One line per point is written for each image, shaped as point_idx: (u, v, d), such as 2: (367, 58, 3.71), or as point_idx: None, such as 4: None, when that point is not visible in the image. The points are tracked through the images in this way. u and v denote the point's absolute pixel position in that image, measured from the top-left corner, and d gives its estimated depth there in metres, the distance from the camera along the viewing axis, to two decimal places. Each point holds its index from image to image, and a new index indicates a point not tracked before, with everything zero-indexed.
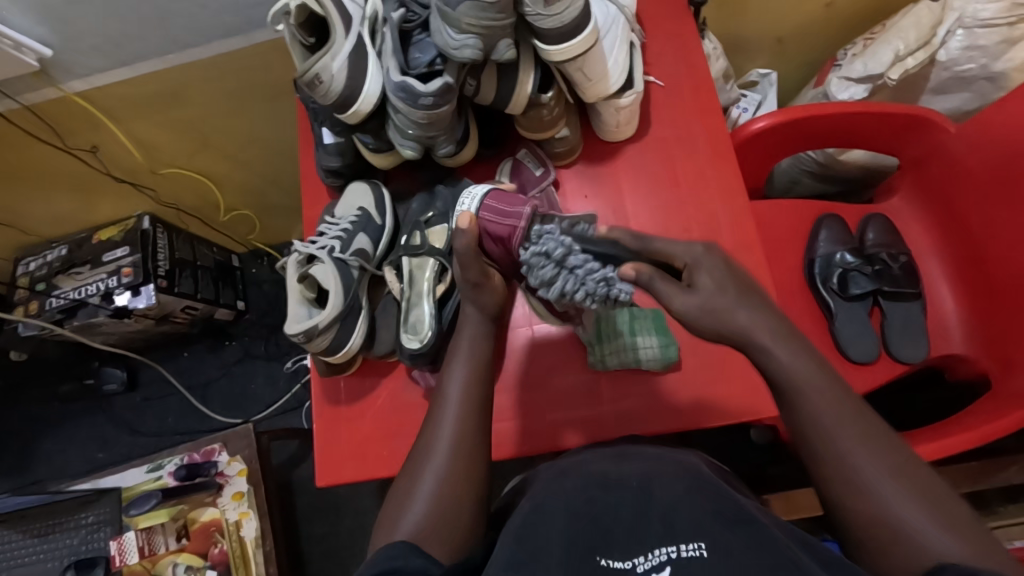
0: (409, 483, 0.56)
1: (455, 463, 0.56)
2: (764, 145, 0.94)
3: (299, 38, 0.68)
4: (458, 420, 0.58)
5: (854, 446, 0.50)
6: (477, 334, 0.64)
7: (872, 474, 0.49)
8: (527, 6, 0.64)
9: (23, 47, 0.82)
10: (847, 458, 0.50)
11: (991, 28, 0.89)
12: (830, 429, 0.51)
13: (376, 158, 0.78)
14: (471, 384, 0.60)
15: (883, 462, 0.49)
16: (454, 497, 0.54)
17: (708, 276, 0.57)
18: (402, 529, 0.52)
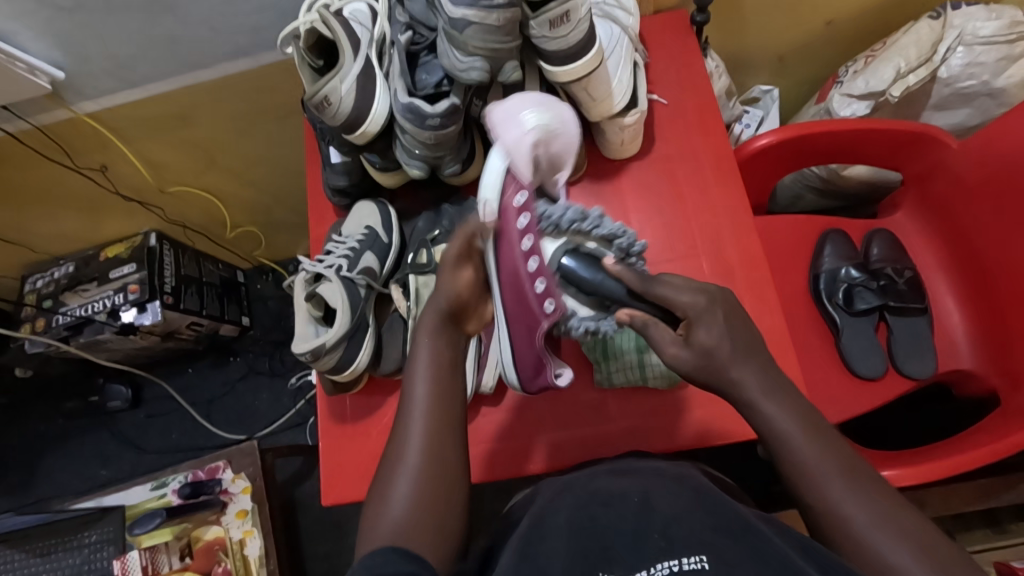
0: (384, 484, 0.56)
1: (427, 461, 0.56)
2: (769, 161, 0.94)
3: (308, 60, 0.68)
4: (424, 420, 0.58)
5: (841, 492, 0.53)
6: (441, 338, 0.62)
7: (862, 522, 0.51)
8: (534, 28, 0.65)
9: (36, 69, 0.83)
10: (837, 507, 0.53)
11: (990, 45, 0.91)
12: (817, 479, 0.54)
13: (382, 177, 0.79)
14: (435, 382, 0.60)
15: (871, 510, 0.52)
16: (430, 500, 0.54)
17: (707, 333, 0.58)
18: (382, 536, 0.51)
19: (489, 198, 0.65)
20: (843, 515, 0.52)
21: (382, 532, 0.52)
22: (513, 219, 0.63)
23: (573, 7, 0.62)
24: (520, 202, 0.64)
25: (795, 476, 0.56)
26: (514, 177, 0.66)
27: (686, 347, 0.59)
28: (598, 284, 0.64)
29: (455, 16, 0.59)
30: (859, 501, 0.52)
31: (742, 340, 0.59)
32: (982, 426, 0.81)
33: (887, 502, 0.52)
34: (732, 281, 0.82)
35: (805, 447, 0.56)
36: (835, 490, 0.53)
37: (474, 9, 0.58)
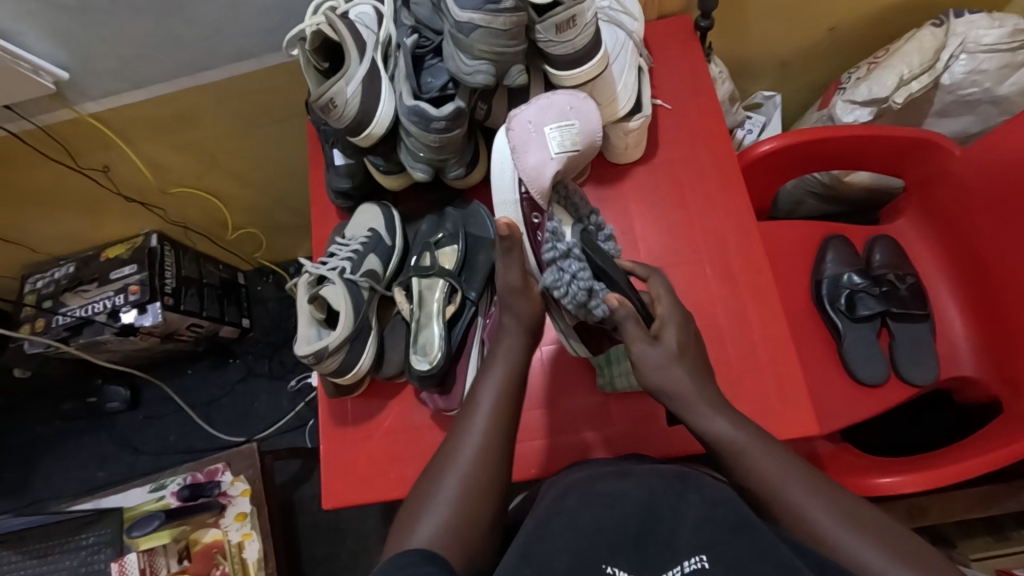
0: (426, 489, 0.57)
1: (478, 469, 0.57)
2: (772, 166, 0.94)
3: (313, 63, 0.68)
4: (484, 431, 0.59)
5: (803, 496, 0.56)
6: (514, 346, 0.66)
7: (827, 521, 0.54)
8: (540, 32, 0.64)
9: (40, 70, 0.83)
10: (802, 509, 0.55)
11: (994, 53, 0.92)
12: (780, 482, 0.57)
13: (386, 179, 0.79)
14: (502, 397, 0.62)
15: (836, 510, 0.55)
16: (475, 503, 0.56)
17: (673, 334, 0.64)
18: (419, 536, 0.53)
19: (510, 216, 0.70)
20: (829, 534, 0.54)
21: (420, 531, 0.54)
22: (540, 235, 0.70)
23: (579, 11, 0.62)
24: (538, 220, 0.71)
25: (760, 484, 0.57)
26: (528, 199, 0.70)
27: (654, 345, 0.63)
28: (607, 265, 0.65)
29: (462, 20, 0.59)
30: (841, 518, 0.54)
31: (697, 362, 0.65)
32: (985, 432, 0.81)
33: (851, 501, 0.56)
34: (736, 286, 0.82)
35: (782, 465, 0.58)
36: (795, 492, 0.56)
37: (480, 12, 0.58)
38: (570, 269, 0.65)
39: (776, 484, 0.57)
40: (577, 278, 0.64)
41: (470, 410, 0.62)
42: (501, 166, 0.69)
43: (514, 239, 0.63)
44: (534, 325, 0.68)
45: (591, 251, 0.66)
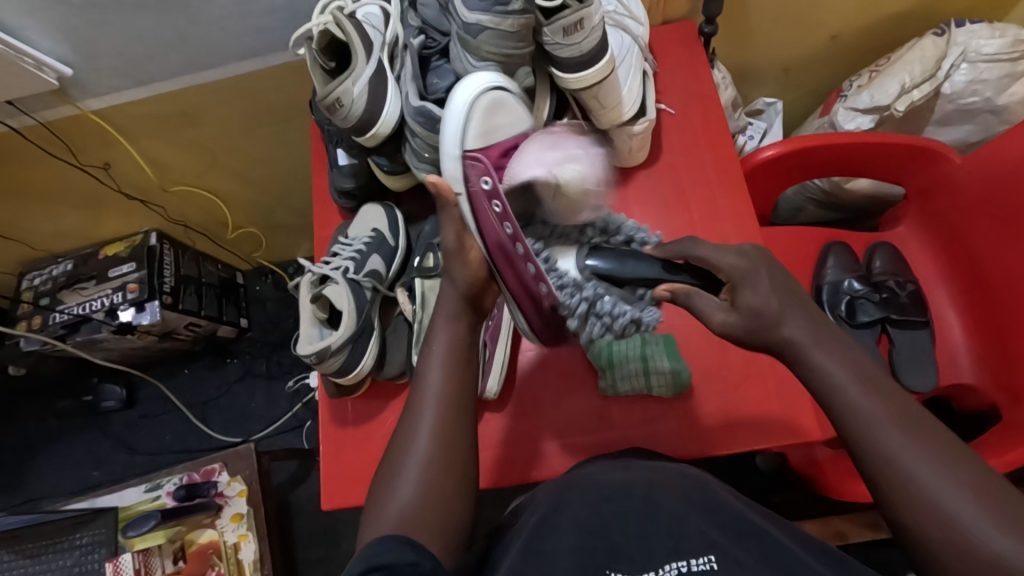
0: (391, 481, 0.55)
1: (435, 452, 0.54)
2: (774, 172, 0.95)
3: (320, 62, 0.69)
4: (436, 410, 0.56)
5: (896, 440, 0.47)
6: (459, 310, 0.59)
7: (925, 472, 0.45)
8: (547, 35, 0.65)
9: (44, 65, 0.83)
10: (892, 458, 0.46)
11: (994, 63, 0.92)
12: (873, 427, 0.48)
13: (389, 179, 0.79)
14: (451, 371, 0.57)
15: (933, 457, 0.46)
16: (441, 486, 0.53)
17: (753, 294, 0.53)
18: (387, 522, 0.52)
19: (450, 176, 0.57)
20: (949, 507, 0.44)
21: (389, 515, 0.52)
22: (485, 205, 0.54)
23: (588, 14, 0.63)
24: (488, 186, 0.55)
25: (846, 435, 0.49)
26: (475, 158, 0.57)
27: (733, 312, 0.54)
28: (626, 268, 0.61)
29: (470, 22, 0.60)
30: (957, 485, 0.44)
31: (786, 292, 0.53)
32: (985, 440, 0.81)
33: (947, 444, 0.46)
34: None
35: (886, 417, 0.48)
36: (891, 439, 0.47)
37: (489, 14, 0.59)
38: (606, 308, 0.60)
39: (871, 442, 0.47)
40: (617, 315, 0.60)
41: (419, 382, 0.57)
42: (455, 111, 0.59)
43: (444, 200, 0.55)
44: (476, 296, 0.59)
45: (608, 262, 0.62)
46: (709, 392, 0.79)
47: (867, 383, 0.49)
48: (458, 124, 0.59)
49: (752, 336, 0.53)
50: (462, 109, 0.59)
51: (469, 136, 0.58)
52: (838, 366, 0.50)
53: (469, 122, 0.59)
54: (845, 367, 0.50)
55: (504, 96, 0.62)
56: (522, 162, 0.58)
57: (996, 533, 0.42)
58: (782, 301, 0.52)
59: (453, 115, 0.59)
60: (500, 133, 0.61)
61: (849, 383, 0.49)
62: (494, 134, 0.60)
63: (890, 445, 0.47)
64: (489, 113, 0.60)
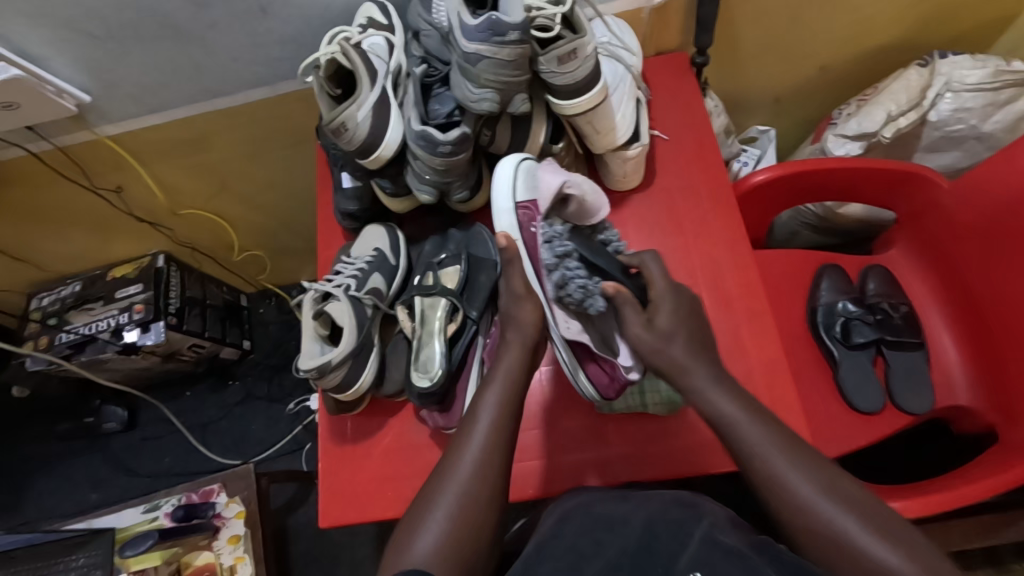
0: (419, 510, 0.57)
1: (476, 482, 0.58)
2: (766, 197, 0.97)
3: (327, 89, 0.72)
4: (485, 445, 0.60)
5: (786, 468, 0.57)
6: (517, 355, 0.66)
7: (810, 494, 0.55)
8: (542, 63, 0.68)
9: (64, 93, 0.87)
10: (783, 479, 0.56)
11: (977, 92, 0.96)
12: (764, 454, 0.58)
13: (392, 202, 0.82)
14: (503, 412, 0.62)
15: (816, 483, 0.56)
16: (472, 515, 0.56)
17: (667, 317, 0.67)
18: (417, 555, 0.54)
19: (506, 225, 0.72)
20: (831, 521, 0.53)
21: (418, 547, 0.54)
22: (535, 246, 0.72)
23: (581, 44, 0.66)
24: (536, 230, 0.72)
25: (747, 456, 0.58)
26: (525, 207, 0.72)
27: (648, 329, 0.66)
28: (595, 258, 0.73)
29: (469, 51, 0.63)
30: (834, 502, 0.54)
31: (694, 331, 0.67)
32: (980, 461, 0.81)
33: (829, 470, 0.57)
34: (732, 310, 0.83)
35: (775, 445, 0.58)
36: (779, 465, 0.57)
37: (487, 44, 0.62)
38: (570, 271, 0.70)
39: (762, 467, 0.57)
40: (577, 278, 0.69)
41: (468, 425, 0.62)
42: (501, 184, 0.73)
43: (513, 252, 0.69)
44: (536, 342, 0.68)
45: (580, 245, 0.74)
46: (703, 413, 0.79)
47: (757, 417, 0.60)
48: (506, 184, 0.73)
49: (652, 354, 0.66)
50: (512, 169, 0.73)
51: (519, 191, 0.73)
52: (735, 405, 0.61)
53: (520, 178, 0.73)
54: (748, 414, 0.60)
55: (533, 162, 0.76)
56: (544, 180, 0.73)
57: (864, 535, 0.52)
58: (688, 333, 0.66)
59: (501, 175, 0.73)
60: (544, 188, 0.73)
61: (751, 425, 0.59)
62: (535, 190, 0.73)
63: (779, 467, 0.57)
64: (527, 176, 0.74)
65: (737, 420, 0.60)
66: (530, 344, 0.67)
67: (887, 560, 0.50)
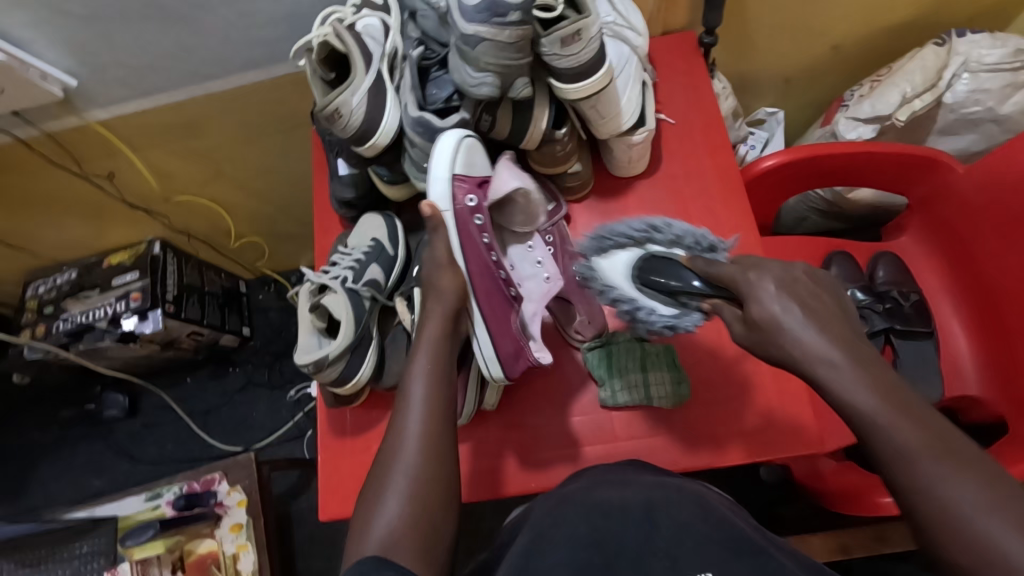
0: (375, 494, 0.56)
1: (425, 460, 0.57)
2: (775, 182, 0.95)
3: (320, 73, 0.69)
4: (422, 421, 0.59)
5: (944, 475, 0.44)
6: (437, 326, 0.65)
7: (965, 499, 0.43)
8: (545, 45, 0.65)
9: (48, 77, 0.84)
10: (934, 486, 0.44)
11: (996, 73, 0.92)
12: (914, 456, 0.46)
13: (389, 190, 0.79)
14: (433, 386, 0.61)
15: (975, 489, 0.43)
16: (429, 498, 0.55)
17: (760, 309, 0.53)
18: (374, 540, 0.52)
19: (438, 196, 0.67)
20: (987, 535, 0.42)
21: (376, 532, 0.53)
22: (468, 219, 0.68)
23: (585, 26, 0.63)
24: (473, 204, 0.68)
25: (889, 458, 0.47)
26: (462, 180, 0.67)
27: (742, 322, 0.55)
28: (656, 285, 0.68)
29: (467, 33, 0.60)
30: (1008, 521, 0.42)
31: (812, 309, 0.51)
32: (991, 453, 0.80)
33: (998, 482, 0.44)
34: None
35: (917, 446, 0.46)
36: (925, 469, 0.45)
37: (486, 25, 0.59)
38: (646, 314, 0.69)
39: (909, 469, 0.46)
40: (659, 318, 0.69)
41: (403, 403, 0.60)
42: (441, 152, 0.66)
43: (438, 220, 0.67)
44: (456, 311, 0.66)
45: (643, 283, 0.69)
46: (709, 404, 0.78)
47: (888, 398, 0.47)
48: (446, 157, 0.66)
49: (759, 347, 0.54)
50: (452, 144, 0.66)
51: (457, 163, 0.67)
52: (866, 389, 0.48)
53: (459, 152, 0.67)
54: (873, 395, 0.48)
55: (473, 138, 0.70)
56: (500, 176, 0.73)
57: (1011, 536, 0.41)
58: (804, 315, 0.51)
59: (443, 148, 0.66)
60: (476, 168, 0.70)
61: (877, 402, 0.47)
62: (474, 167, 0.69)
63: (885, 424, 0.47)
64: (470, 153, 0.68)
65: (878, 414, 0.47)
66: (450, 312, 0.66)
67: None
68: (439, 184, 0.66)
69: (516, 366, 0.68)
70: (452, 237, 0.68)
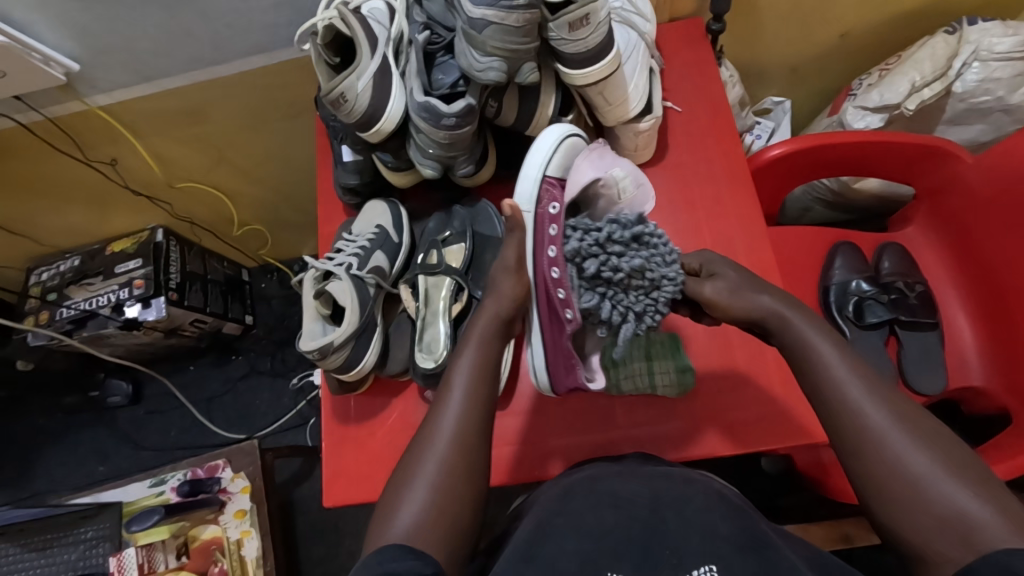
0: (402, 483, 0.57)
1: (457, 454, 0.58)
2: (784, 169, 0.94)
3: (325, 57, 0.69)
4: (462, 414, 0.60)
5: (862, 397, 0.55)
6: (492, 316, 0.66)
7: (881, 424, 0.53)
8: (553, 30, 0.65)
9: (51, 61, 0.83)
10: (856, 408, 0.54)
11: (1006, 61, 0.91)
12: (841, 383, 0.56)
13: (394, 176, 0.79)
14: (474, 384, 0.62)
15: (887, 414, 0.53)
16: (455, 492, 0.56)
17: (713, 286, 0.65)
18: (400, 525, 0.54)
19: (526, 197, 0.69)
20: (899, 454, 0.51)
21: (403, 515, 0.54)
22: (546, 224, 0.67)
23: (594, 9, 0.63)
24: (555, 211, 0.68)
25: (822, 383, 0.57)
26: (551, 184, 0.70)
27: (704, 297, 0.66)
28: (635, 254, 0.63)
29: (474, 16, 0.59)
30: (917, 441, 0.51)
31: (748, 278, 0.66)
32: (995, 443, 0.80)
33: (910, 411, 0.54)
34: None
35: (851, 376, 0.56)
36: (854, 392, 0.55)
37: (494, 9, 0.58)
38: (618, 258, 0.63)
39: (837, 392, 0.56)
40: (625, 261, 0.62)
41: (446, 390, 0.62)
42: (535, 155, 0.71)
43: (517, 220, 0.67)
44: (508, 313, 0.67)
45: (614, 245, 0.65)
46: (713, 394, 0.78)
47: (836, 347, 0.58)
48: (541, 158, 0.70)
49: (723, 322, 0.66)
50: (550, 144, 0.71)
51: (551, 165, 0.71)
52: (814, 333, 0.60)
53: (558, 154, 0.71)
54: (825, 342, 0.59)
55: (578, 139, 0.74)
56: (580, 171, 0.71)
57: (923, 460, 0.50)
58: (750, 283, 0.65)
59: (539, 148, 0.70)
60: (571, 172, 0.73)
61: (846, 376, 0.56)
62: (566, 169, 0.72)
63: (856, 400, 0.55)
64: (567, 154, 0.72)
65: (814, 342, 0.59)
66: (502, 313, 0.67)
67: (964, 502, 0.48)
68: (526, 185, 0.69)
69: (565, 381, 0.69)
70: (528, 240, 0.68)
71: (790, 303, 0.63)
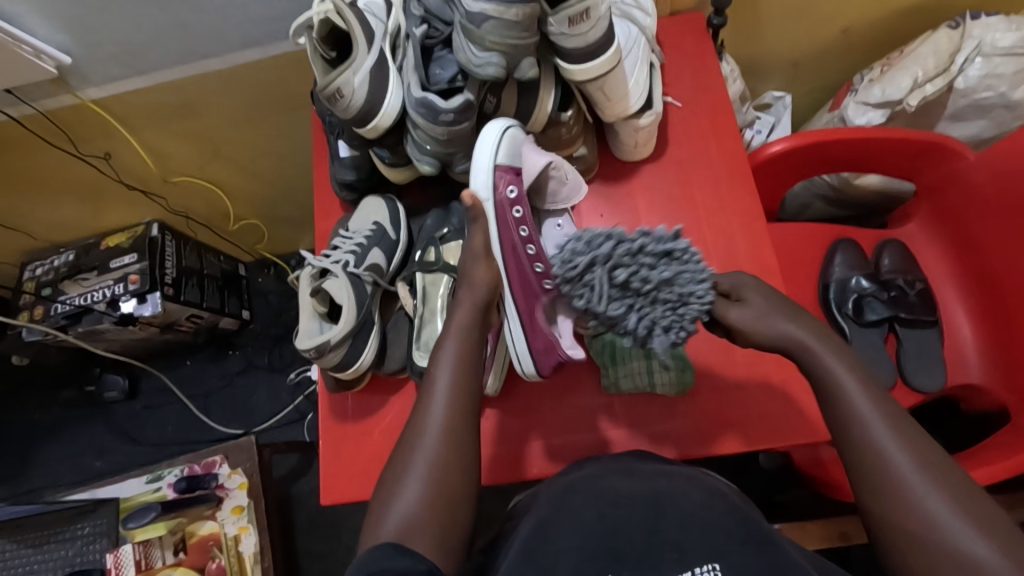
0: (397, 477, 0.57)
1: (447, 448, 0.57)
2: (786, 166, 0.93)
3: (320, 51, 0.68)
4: (449, 406, 0.60)
5: (886, 438, 0.54)
6: (472, 305, 0.66)
7: (904, 466, 0.52)
8: (552, 25, 0.63)
9: (41, 53, 0.82)
10: (879, 450, 0.54)
11: (1009, 57, 0.91)
12: (866, 424, 0.55)
13: (391, 172, 0.78)
14: (461, 374, 0.62)
15: (913, 459, 0.52)
16: (446, 487, 0.56)
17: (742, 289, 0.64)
18: (392, 524, 0.54)
19: (480, 185, 0.69)
20: (919, 498, 0.51)
21: (396, 512, 0.54)
22: (509, 211, 0.69)
23: (594, 4, 0.62)
24: (513, 195, 0.70)
25: (844, 419, 0.56)
26: (504, 171, 0.70)
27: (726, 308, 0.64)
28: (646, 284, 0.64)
29: (473, 10, 0.58)
30: (937, 484, 0.51)
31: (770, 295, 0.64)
32: (995, 440, 0.80)
33: (936, 454, 0.52)
34: None
35: (874, 412, 0.55)
36: (877, 432, 0.54)
37: (492, 3, 0.57)
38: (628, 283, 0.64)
39: (862, 433, 0.55)
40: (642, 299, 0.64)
41: (429, 382, 0.62)
42: (483, 143, 0.70)
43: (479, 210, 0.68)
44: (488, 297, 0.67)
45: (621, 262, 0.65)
46: (712, 392, 0.78)
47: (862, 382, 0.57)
48: (488, 148, 0.69)
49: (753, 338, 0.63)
50: (496, 134, 0.70)
51: (500, 153, 0.70)
52: (840, 365, 0.58)
53: (504, 143, 0.70)
54: (848, 373, 0.58)
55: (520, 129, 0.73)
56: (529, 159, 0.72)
57: (943, 505, 0.50)
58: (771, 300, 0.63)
59: (486, 138, 0.70)
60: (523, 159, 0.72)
61: (870, 415, 0.55)
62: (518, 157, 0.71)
63: (879, 438, 0.54)
64: (512, 144, 0.71)
65: (842, 377, 0.58)
66: (482, 300, 0.66)
67: (977, 547, 0.47)
68: (480, 174, 0.69)
69: (546, 363, 0.69)
70: (492, 229, 0.69)
71: (814, 329, 0.61)
